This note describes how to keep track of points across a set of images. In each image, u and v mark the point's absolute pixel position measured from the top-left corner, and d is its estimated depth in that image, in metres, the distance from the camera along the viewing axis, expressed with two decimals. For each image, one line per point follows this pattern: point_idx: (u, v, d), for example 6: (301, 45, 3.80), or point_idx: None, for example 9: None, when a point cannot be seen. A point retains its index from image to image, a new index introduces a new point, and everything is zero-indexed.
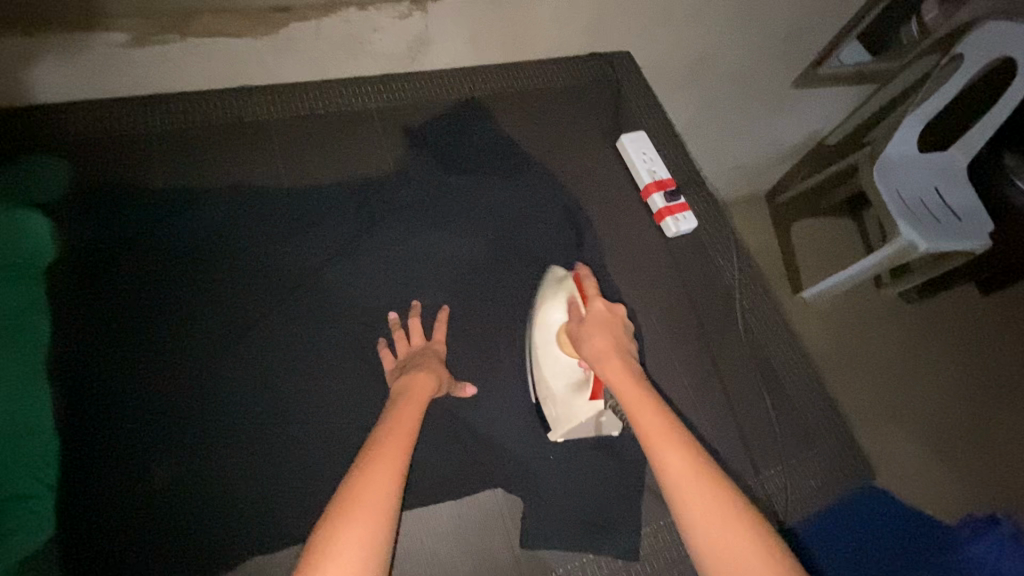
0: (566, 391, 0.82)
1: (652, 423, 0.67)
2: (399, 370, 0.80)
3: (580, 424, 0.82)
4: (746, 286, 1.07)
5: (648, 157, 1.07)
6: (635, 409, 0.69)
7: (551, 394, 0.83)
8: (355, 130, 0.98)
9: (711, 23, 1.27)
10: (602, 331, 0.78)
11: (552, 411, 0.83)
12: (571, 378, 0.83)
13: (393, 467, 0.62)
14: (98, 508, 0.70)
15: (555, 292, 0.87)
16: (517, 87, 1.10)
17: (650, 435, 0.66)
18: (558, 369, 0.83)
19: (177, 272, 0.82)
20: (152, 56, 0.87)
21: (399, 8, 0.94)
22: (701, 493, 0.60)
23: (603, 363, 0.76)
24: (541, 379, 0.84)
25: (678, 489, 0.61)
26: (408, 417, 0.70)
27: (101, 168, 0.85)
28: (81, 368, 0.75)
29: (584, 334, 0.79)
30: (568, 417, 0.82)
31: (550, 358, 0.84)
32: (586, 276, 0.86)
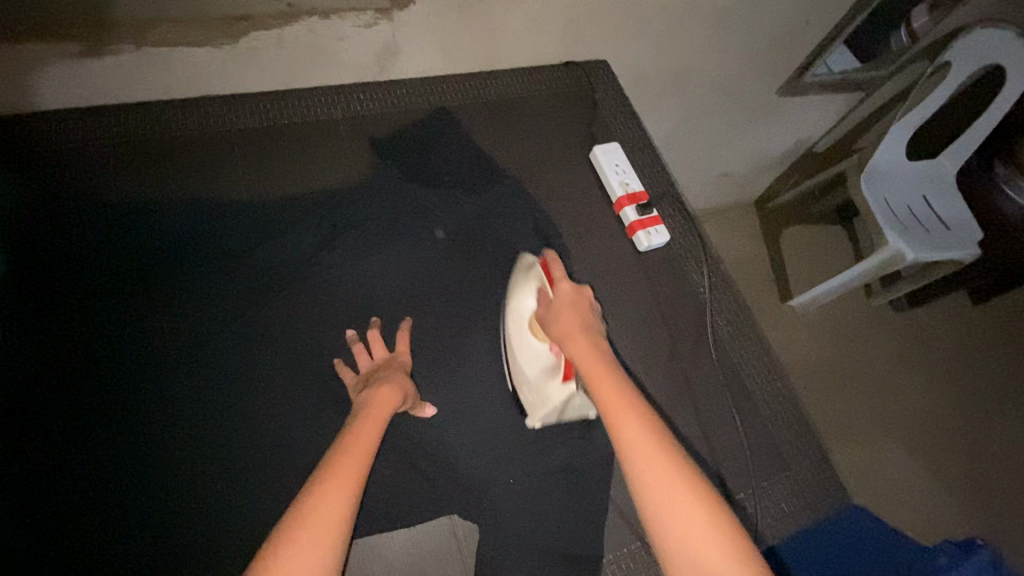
0: (539, 375, 0.82)
1: (613, 396, 0.67)
2: (360, 382, 0.78)
3: (555, 408, 0.82)
4: (721, 300, 1.05)
5: (621, 168, 1.06)
6: (597, 381, 0.69)
7: (525, 379, 0.83)
8: (320, 141, 0.96)
9: (690, 31, 1.25)
10: (568, 310, 0.78)
11: (528, 396, 0.83)
12: (542, 363, 0.83)
13: (336, 510, 0.58)
14: (27, 535, 0.67)
15: (525, 279, 0.87)
16: (490, 97, 1.08)
17: (610, 408, 0.65)
18: (530, 355, 0.83)
19: (125, 287, 0.80)
20: (107, 66, 0.85)
21: (364, 18, 0.92)
22: (655, 462, 0.59)
23: (568, 343, 0.75)
24: (515, 366, 0.84)
25: (633, 461, 0.60)
26: (363, 444, 0.66)
27: (49, 181, 0.83)
28: (20, 388, 0.73)
29: (552, 316, 0.79)
30: (544, 403, 0.82)
31: (523, 344, 0.84)
32: (553, 258, 0.85)
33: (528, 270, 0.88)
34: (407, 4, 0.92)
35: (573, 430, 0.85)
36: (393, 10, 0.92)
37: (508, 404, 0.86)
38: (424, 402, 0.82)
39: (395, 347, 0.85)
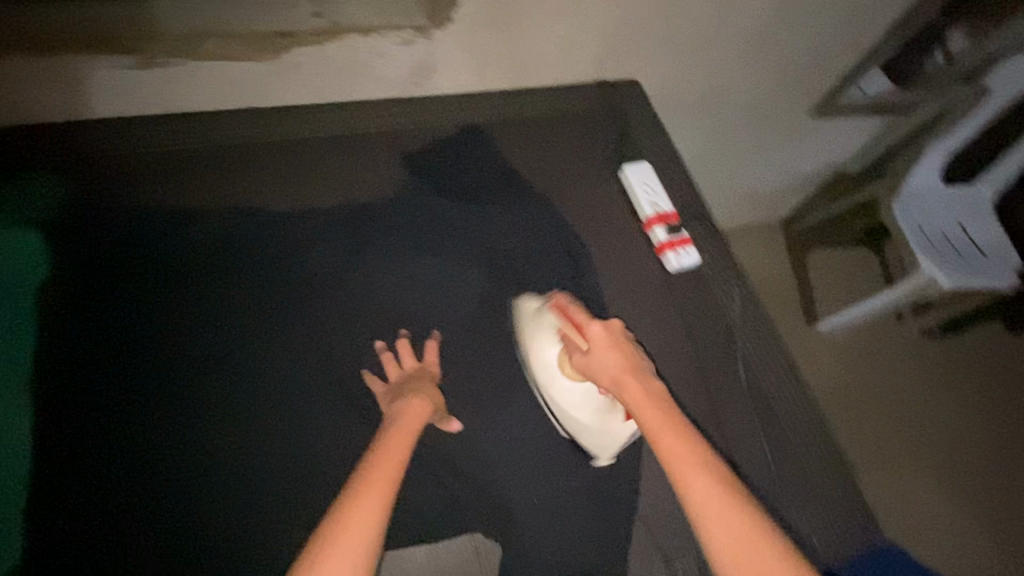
0: (596, 417, 0.83)
1: (675, 448, 0.67)
2: (390, 391, 0.79)
3: (620, 443, 0.83)
4: (753, 325, 1.02)
5: (650, 188, 1.07)
6: (657, 433, 0.69)
7: (580, 424, 0.83)
8: (354, 154, 0.98)
9: (723, 52, 1.25)
10: (609, 353, 0.77)
11: (590, 440, 0.83)
12: (596, 404, 0.83)
13: (361, 537, 0.56)
14: (61, 531, 0.69)
15: (538, 324, 0.87)
16: (521, 114, 1.09)
17: (676, 463, 0.65)
18: (578, 398, 0.83)
19: (162, 291, 0.82)
20: (156, 78, 0.88)
21: (403, 35, 0.94)
22: (727, 514, 0.61)
23: (620, 387, 0.74)
24: (563, 412, 0.84)
25: (705, 515, 0.61)
26: (392, 455, 0.66)
27: (95, 187, 0.86)
28: (59, 388, 0.75)
29: (592, 363, 0.77)
30: (609, 441, 0.83)
31: (562, 389, 0.84)
32: (567, 301, 0.84)
33: (537, 317, 0.87)
34: (445, 22, 0.94)
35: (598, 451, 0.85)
36: (430, 28, 0.94)
37: (532, 422, 0.85)
38: (451, 416, 0.82)
39: (422, 360, 0.86)
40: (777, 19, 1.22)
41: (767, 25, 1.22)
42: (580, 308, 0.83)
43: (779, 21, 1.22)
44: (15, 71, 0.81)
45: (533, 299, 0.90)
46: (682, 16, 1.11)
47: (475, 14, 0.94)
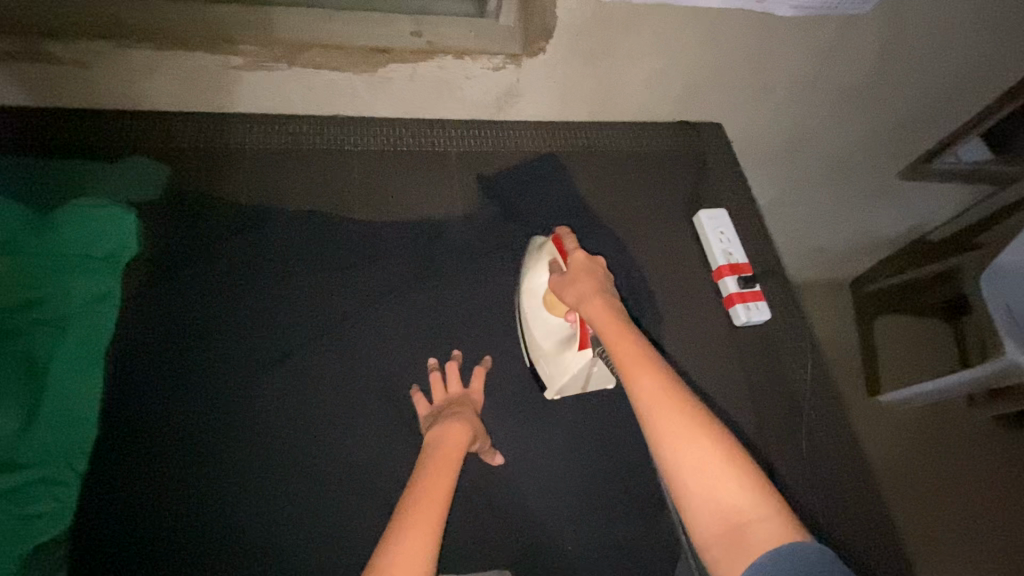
0: (558, 349, 0.83)
1: (626, 350, 0.64)
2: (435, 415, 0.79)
3: (571, 377, 0.83)
4: (814, 391, 1.00)
5: (724, 237, 1.04)
6: (617, 344, 0.65)
7: (543, 353, 0.84)
8: (432, 170, 1.00)
9: (815, 106, 1.21)
10: (581, 276, 0.74)
11: (545, 367, 0.84)
12: (559, 336, 0.83)
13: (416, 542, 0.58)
14: (113, 504, 0.72)
15: (536, 257, 0.84)
16: (599, 149, 1.09)
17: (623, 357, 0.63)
18: (547, 327, 0.83)
19: (237, 283, 0.85)
20: (260, 79, 0.92)
21: (494, 61, 0.95)
22: (673, 418, 0.58)
23: (584, 306, 0.71)
24: (533, 342, 0.85)
25: (648, 413, 0.59)
26: (440, 479, 0.66)
27: (191, 177, 0.90)
28: (132, 365, 0.78)
29: (564, 284, 0.75)
30: (560, 371, 0.83)
31: (538, 318, 0.83)
32: (564, 232, 0.80)
33: (539, 249, 0.84)
34: (537, 52, 0.94)
35: (642, 505, 0.85)
36: (522, 57, 0.95)
37: (577, 463, 0.86)
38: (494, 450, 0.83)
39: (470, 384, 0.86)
40: (878, 76, 1.17)
41: (866, 81, 1.17)
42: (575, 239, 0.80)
43: (879, 79, 1.17)
44: (137, 62, 0.87)
45: (541, 237, 0.88)
46: (777, 65, 1.07)
47: (567, 47, 0.94)
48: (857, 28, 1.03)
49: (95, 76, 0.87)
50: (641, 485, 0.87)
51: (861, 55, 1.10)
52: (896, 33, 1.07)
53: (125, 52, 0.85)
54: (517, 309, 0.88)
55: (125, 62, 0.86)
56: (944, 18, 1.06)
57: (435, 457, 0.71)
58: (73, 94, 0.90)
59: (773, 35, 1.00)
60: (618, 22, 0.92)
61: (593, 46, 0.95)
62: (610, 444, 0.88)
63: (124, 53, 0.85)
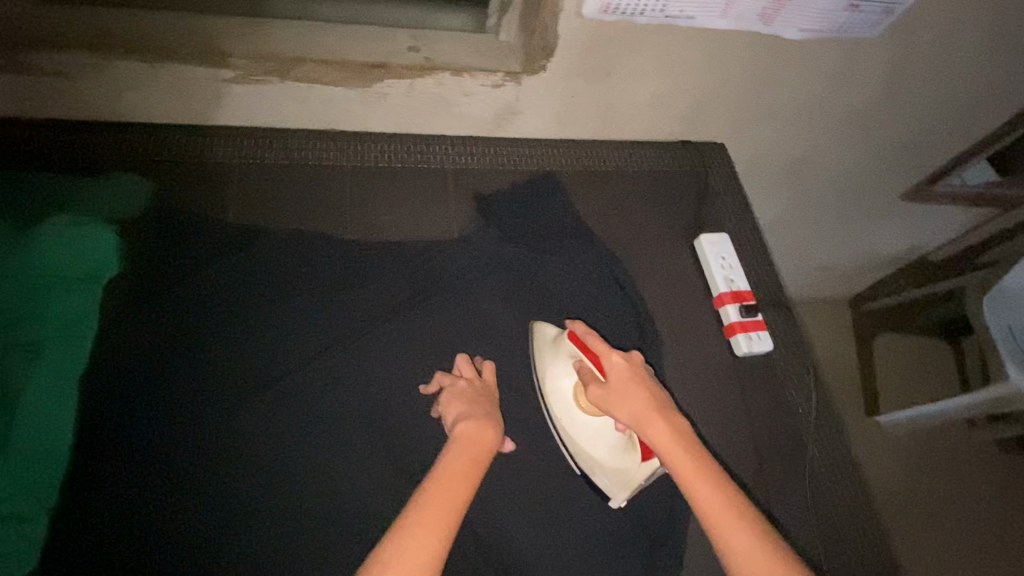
0: (614, 455, 0.80)
1: (708, 495, 0.68)
2: (461, 400, 0.77)
3: (637, 486, 0.79)
4: (815, 421, 0.97)
5: (726, 263, 1.01)
6: (690, 480, 0.69)
7: (598, 464, 0.80)
8: (428, 188, 0.98)
9: (821, 127, 1.18)
10: (631, 390, 0.74)
11: (604, 480, 0.80)
12: (610, 443, 0.80)
13: (423, 547, 0.58)
14: (84, 538, 0.69)
15: (555, 353, 0.84)
16: (599, 168, 1.07)
17: (710, 512, 0.67)
18: (595, 438, 0.81)
19: (221, 303, 0.82)
20: (251, 92, 0.89)
21: (494, 78, 0.92)
22: (766, 570, 0.63)
23: (644, 430, 0.73)
24: (580, 450, 0.81)
25: (746, 572, 0.64)
26: (462, 484, 0.65)
27: (177, 192, 0.88)
28: (108, 390, 0.75)
29: (610, 401, 0.75)
30: (625, 483, 0.79)
31: (580, 426, 0.81)
32: (582, 330, 0.81)
33: (556, 345, 0.85)
34: (539, 71, 0.91)
35: (636, 540, 0.82)
36: (523, 74, 0.92)
37: (570, 495, 0.83)
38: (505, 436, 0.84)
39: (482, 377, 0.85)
40: (886, 99, 1.14)
41: (873, 103, 1.15)
42: (598, 337, 0.80)
43: (887, 101, 1.15)
44: (123, 74, 0.84)
45: (550, 327, 0.87)
46: (783, 87, 1.05)
47: (569, 66, 0.91)
48: (867, 52, 1.01)
49: (80, 86, 0.84)
50: (639, 521, 0.84)
51: (868, 78, 1.07)
52: (906, 57, 1.04)
53: (111, 64, 0.82)
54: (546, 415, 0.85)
55: (110, 73, 0.83)
56: (954, 44, 1.03)
57: (449, 472, 0.66)
58: (57, 104, 0.87)
59: (782, 57, 0.97)
60: (621, 42, 0.88)
61: (594, 65, 0.92)
62: None
63: (110, 66, 0.83)
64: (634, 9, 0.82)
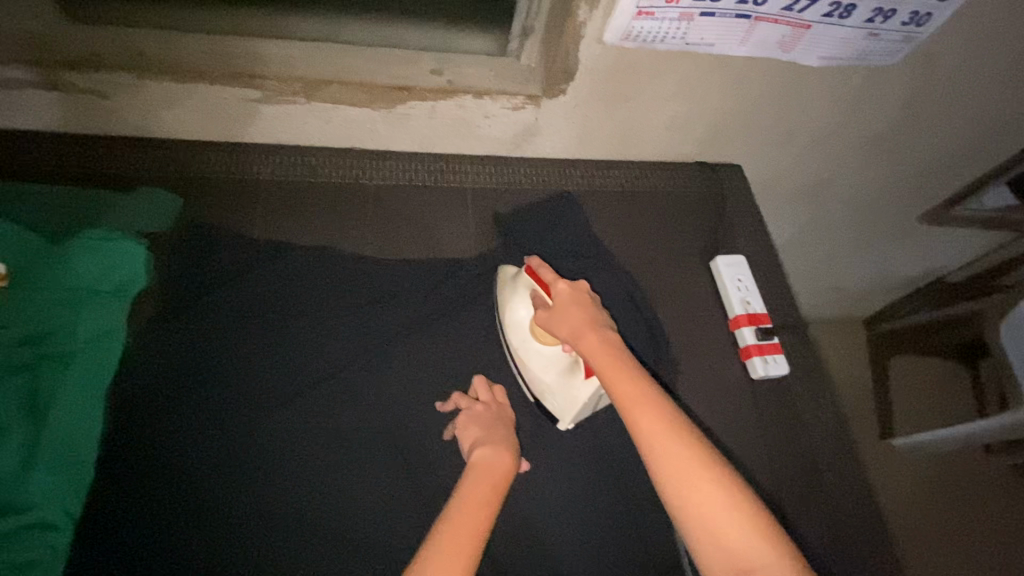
0: (562, 378, 0.82)
1: (637, 403, 0.68)
2: (478, 424, 0.79)
3: (583, 406, 0.81)
4: (832, 445, 0.96)
5: (743, 285, 1.02)
6: (611, 376, 0.71)
7: (548, 387, 0.83)
8: (447, 207, 1.00)
9: (838, 150, 1.19)
10: (571, 309, 0.76)
11: (553, 401, 0.83)
12: (559, 367, 0.82)
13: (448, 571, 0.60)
14: (109, 547, 0.70)
15: (515, 288, 0.85)
16: (615, 189, 1.09)
17: (626, 399, 0.68)
18: (546, 362, 0.82)
19: (244, 316, 0.84)
20: (278, 111, 0.91)
21: (514, 101, 0.94)
22: (671, 445, 0.65)
23: (580, 345, 0.74)
24: (532, 376, 0.84)
25: (654, 450, 0.65)
26: (481, 514, 0.67)
27: (204, 207, 0.90)
28: (134, 400, 0.77)
29: (553, 320, 0.77)
30: (571, 403, 0.81)
31: (531, 353, 0.83)
32: (537, 263, 0.82)
33: (516, 281, 0.86)
34: (559, 94, 0.93)
35: (651, 563, 0.82)
36: (543, 97, 0.93)
37: (584, 515, 0.83)
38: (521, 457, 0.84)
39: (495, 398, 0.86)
40: (903, 123, 1.14)
41: (891, 128, 1.15)
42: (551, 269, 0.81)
43: (904, 126, 1.15)
44: (157, 94, 0.86)
45: (512, 267, 0.88)
46: (801, 111, 1.06)
47: (588, 90, 0.93)
48: (885, 79, 1.01)
49: (113, 104, 0.87)
50: (654, 544, 0.83)
51: (887, 104, 1.08)
52: (924, 83, 1.04)
53: (146, 84, 0.85)
54: (505, 347, 0.88)
55: (145, 93, 0.86)
56: (974, 71, 1.03)
57: (468, 505, 0.67)
58: (91, 121, 0.90)
59: (800, 82, 0.98)
60: (641, 68, 0.90)
61: (614, 90, 0.93)
62: (621, 499, 0.85)
63: (145, 86, 0.85)
64: (656, 37, 0.83)
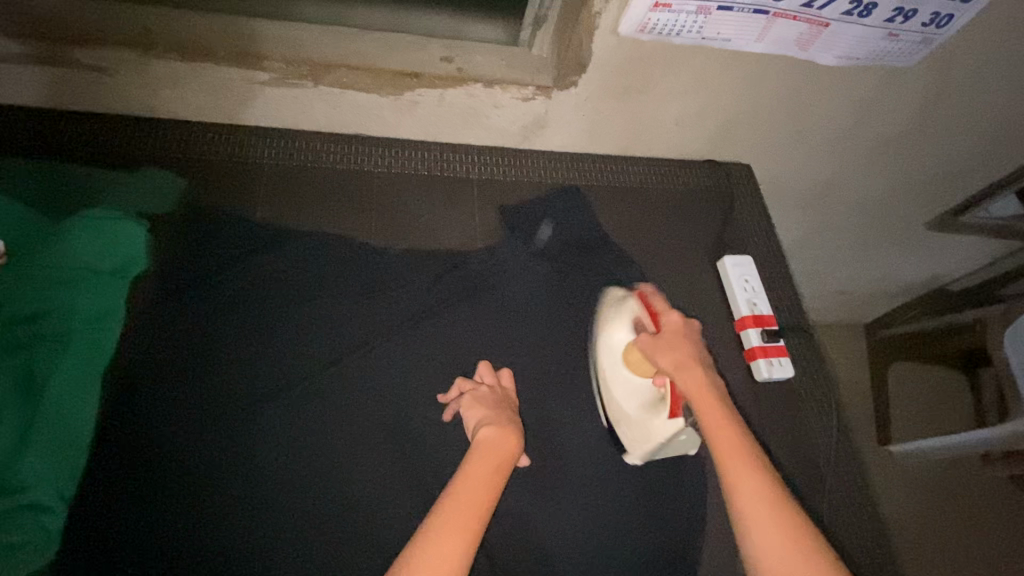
0: (643, 412, 0.86)
1: (730, 445, 0.73)
2: (483, 404, 0.78)
3: (659, 443, 0.86)
4: (833, 448, 0.96)
5: (749, 285, 1.00)
6: (711, 419, 0.76)
7: (626, 418, 0.86)
8: (454, 197, 0.99)
9: (848, 152, 1.17)
10: (679, 343, 0.81)
11: (629, 432, 0.86)
12: (645, 399, 0.86)
13: (445, 556, 0.60)
14: (101, 527, 0.69)
15: (619, 312, 0.89)
16: (623, 184, 1.08)
17: (722, 443, 0.73)
18: (632, 391, 0.87)
19: (244, 301, 0.83)
20: (284, 94, 0.90)
21: (524, 91, 0.92)
22: (762, 498, 0.68)
23: (682, 378, 0.79)
24: (612, 402, 0.87)
25: (745, 501, 0.69)
26: (480, 493, 0.66)
27: (205, 189, 0.89)
28: (130, 382, 0.76)
29: (656, 349, 0.81)
30: (647, 438, 0.86)
31: (618, 380, 0.87)
32: (653, 295, 0.88)
33: (620, 305, 0.90)
34: (570, 86, 0.91)
35: (650, 563, 0.81)
36: (553, 89, 0.92)
37: (584, 513, 0.82)
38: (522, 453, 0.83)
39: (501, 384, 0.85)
40: (916, 128, 1.13)
41: (903, 131, 1.14)
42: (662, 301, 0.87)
43: (917, 130, 1.14)
44: (161, 73, 0.85)
45: (619, 290, 0.93)
46: (813, 112, 1.04)
47: (600, 83, 0.91)
48: (900, 82, 1.00)
49: (116, 81, 0.85)
50: (654, 543, 0.83)
51: (900, 107, 1.06)
52: (940, 87, 1.03)
53: (150, 63, 0.83)
54: (589, 367, 0.90)
55: (149, 72, 0.84)
56: (991, 76, 1.02)
57: (470, 486, 0.67)
58: (91, 98, 0.88)
59: (815, 82, 0.96)
60: (655, 61, 0.88)
61: (627, 83, 0.92)
62: (621, 497, 0.84)
63: (149, 65, 0.84)
64: (671, 29, 0.82)
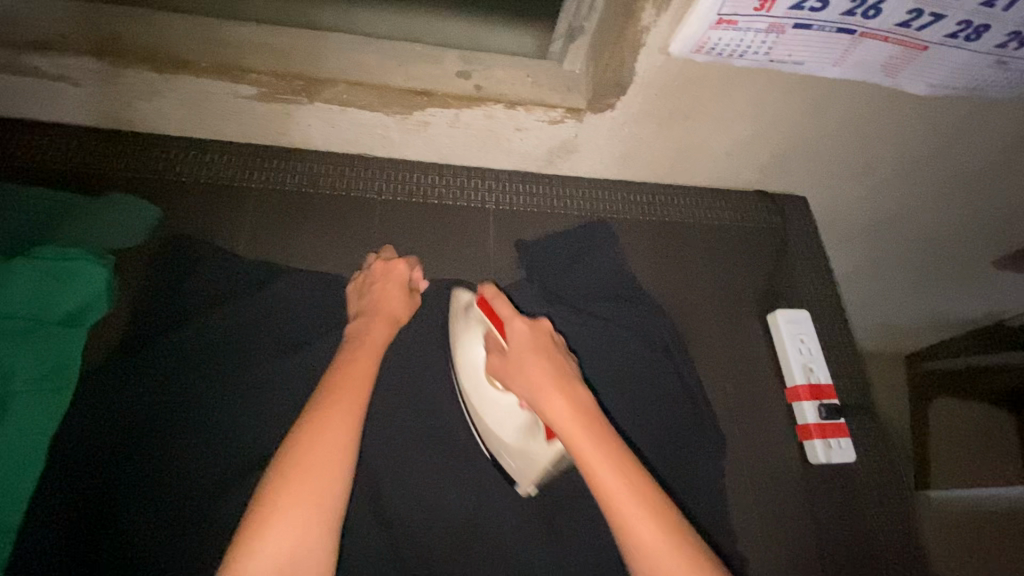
0: (520, 435, 0.65)
1: (620, 495, 0.50)
2: (388, 327, 0.68)
3: (547, 472, 0.65)
4: (895, 541, 0.83)
5: (805, 347, 0.88)
6: (587, 461, 0.52)
7: (504, 444, 0.66)
8: (467, 230, 0.86)
9: (922, 188, 1.01)
10: (530, 357, 0.60)
11: (510, 463, 0.66)
12: (517, 420, 0.66)
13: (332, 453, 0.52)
14: None
15: (468, 323, 0.70)
16: (660, 218, 0.94)
17: (608, 492, 0.50)
18: (503, 414, 0.66)
19: (219, 351, 0.71)
20: (273, 110, 0.77)
21: (552, 114, 0.79)
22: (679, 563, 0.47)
23: (546, 400, 0.56)
24: (483, 429, 0.68)
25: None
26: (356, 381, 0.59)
27: (186, 220, 0.79)
28: (82, 448, 0.65)
29: (511, 371, 0.61)
30: (529, 467, 0.65)
31: (485, 403, 0.68)
32: (490, 292, 0.66)
33: (466, 314, 0.71)
34: (606, 109, 0.77)
35: None
36: (586, 112, 0.78)
37: None
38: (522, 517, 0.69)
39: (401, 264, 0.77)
40: (1008, 165, 0.96)
41: (992, 168, 0.97)
42: (508, 300, 0.66)
43: (1007, 168, 0.97)
44: (133, 83, 0.73)
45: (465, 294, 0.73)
46: (890, 142, 0.89)
47: (642, 106, 0.77)
48: (995, 115, 0.84)
49: (84, 92, 0.74)
50: None
51: (988, 143, 0.91)
52: None
53: (118, 72, 0.71)
54: (459, 393, 0.72)
55: (120, 83, 0.73)
56: None
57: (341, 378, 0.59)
58: (60, 108, 0.77)
59: (895, 111, 0.81)
60: (706, 84, 0.74)
61: (673, 106, 0.78)
62: None
63: (118, 75, 0.72)
64: (734, 49, 0.68)
